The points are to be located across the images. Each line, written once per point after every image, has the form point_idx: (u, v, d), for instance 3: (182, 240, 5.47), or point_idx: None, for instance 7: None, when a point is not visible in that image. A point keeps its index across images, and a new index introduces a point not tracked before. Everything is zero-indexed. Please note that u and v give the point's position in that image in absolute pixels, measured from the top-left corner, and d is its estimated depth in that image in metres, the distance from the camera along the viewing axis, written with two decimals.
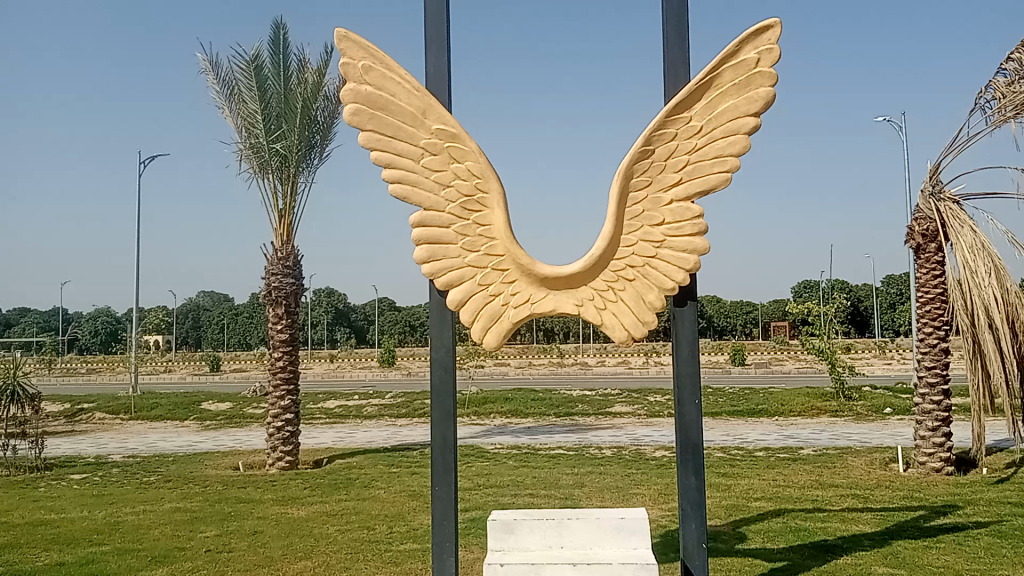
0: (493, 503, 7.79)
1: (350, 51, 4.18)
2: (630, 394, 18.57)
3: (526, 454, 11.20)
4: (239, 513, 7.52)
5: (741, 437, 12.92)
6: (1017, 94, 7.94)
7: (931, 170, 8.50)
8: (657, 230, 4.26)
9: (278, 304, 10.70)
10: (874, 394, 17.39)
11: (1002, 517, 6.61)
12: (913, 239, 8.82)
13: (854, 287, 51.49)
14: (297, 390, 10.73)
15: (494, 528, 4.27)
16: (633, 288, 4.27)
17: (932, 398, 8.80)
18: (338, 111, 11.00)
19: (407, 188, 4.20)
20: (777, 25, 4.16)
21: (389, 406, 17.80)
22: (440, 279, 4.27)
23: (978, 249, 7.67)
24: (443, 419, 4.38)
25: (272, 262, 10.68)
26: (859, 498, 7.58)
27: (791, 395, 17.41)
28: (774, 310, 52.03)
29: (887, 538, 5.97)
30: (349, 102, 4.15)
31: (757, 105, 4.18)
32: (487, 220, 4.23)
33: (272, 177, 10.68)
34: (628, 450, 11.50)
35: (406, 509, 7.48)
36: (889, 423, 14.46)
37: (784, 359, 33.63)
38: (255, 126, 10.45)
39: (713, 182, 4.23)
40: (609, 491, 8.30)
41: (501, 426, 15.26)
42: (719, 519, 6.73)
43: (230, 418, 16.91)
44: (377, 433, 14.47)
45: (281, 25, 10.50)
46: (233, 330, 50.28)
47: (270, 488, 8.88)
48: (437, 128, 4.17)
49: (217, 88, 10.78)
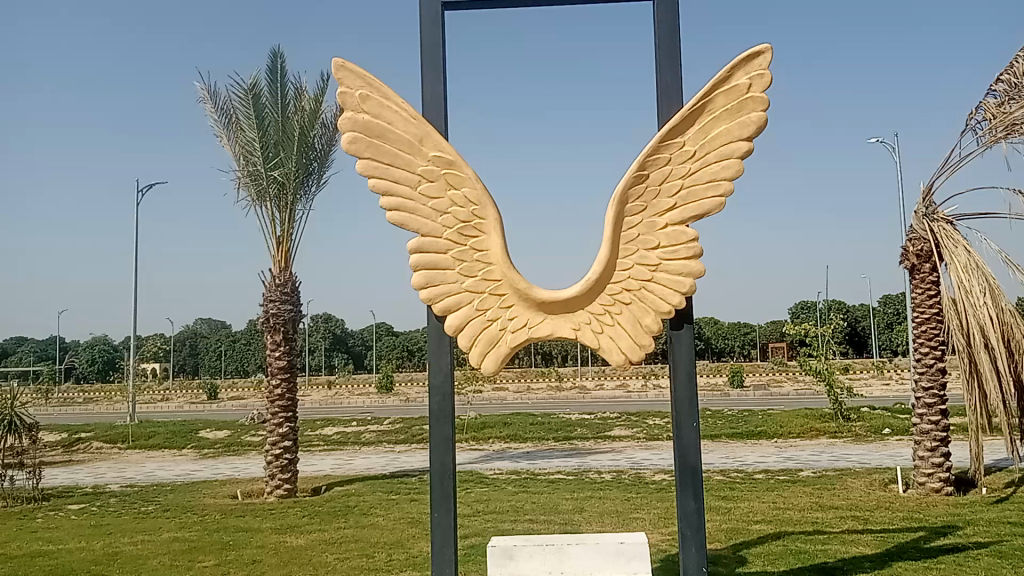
0: (493, 529, 7.75)
1: (347, 80, 4.22)
2: (629, 418, 18.53)
3: (525, 479, 11.19)
4: (238, 542, 7.48)
5: (740, 459, 12.90)
6: (1007, 114, 8.03)
7: (924, 192, 8.56)
8: (652, 254, 4.29)
9: (276, 331, 10.69)
10: (872, 414, 17.37)
11: (1001, 537, 6.60)
12: (907, 259, 8.87)
13: (851, 307, 51.56)
14: (295, 417, 10.68)
15: (494, 554, 4.27)
16: (630, 312, 4.29)
17: (930, 419, 8.78)
18: (335, 138, 11.06)
19: (404, 216, 4.23)
20: (768, 51, 4.22)
21: (388, 432, 17.74)
22: (438, 304, 4.28)
23: (973, 269, 7.69)
24: (441, 444, 4.37)
25: (270, 288, 10.67)
26: (859, 519, 7.57)
27: (790, 417, 17.36)
28: (772, 332, 52.00)
29: (888, 560, 5.95)
30: (345, 130, 4.18)
31: (749, 130, 4.24)
32: (484, 246, 4.26)
33: (270, 205, 10.74)
34: (628, 474, 11.48)
35: (406, 536, 7.45)
36: (888, 444, 14.43)
37: (783, 380, 33.54)
38: (252, 153, 10.49)
39: (707, 206, 4.28)
40: (609, 516, 8.27)
41: (500, 451, 15.25)
42: (720, 543, 6.70)
43: (229, 446, 16.85)
44: (376, 459, 14.44)
45: (279, 54, 10.61)
46: (230, 358, 50.28)
47: (268, 517, 8.84)
48: (434, 155, 4.21)
49: (215, 117, 10.84)
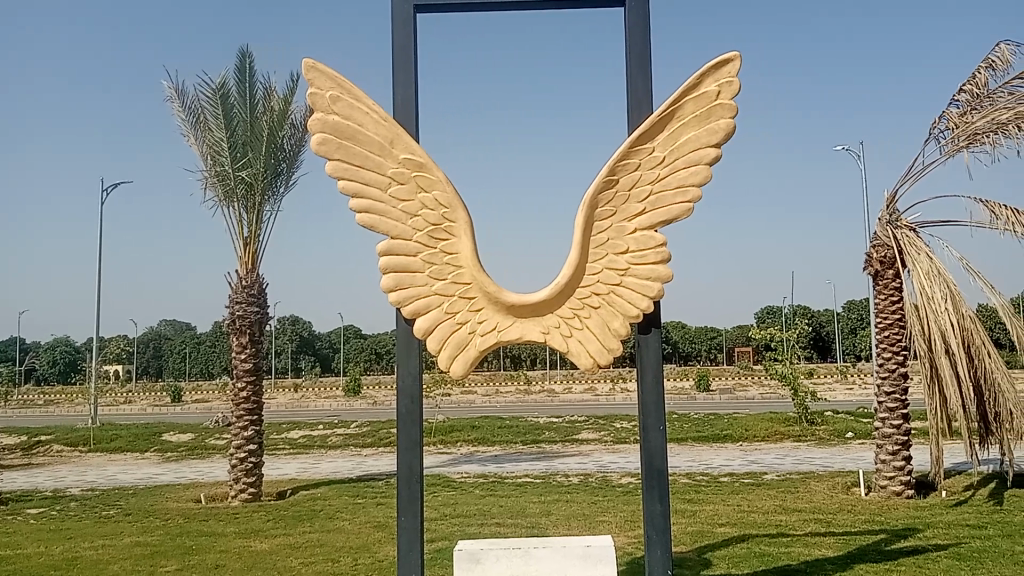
0: (460, 533, 7.73)
1: (318, 81, 4.19)
2: (597, 421, 18.57)
3: (493, 482, 11.18)
4: (201, 547, 7.38)
5: (705, 462, 13.00)
6: (969, 124, 8.18)
7: (887, 199, 8.71)
8: (621, 259, 4.31)
9: (241, 333, 10.56)
10: (835, 418, 17.60)
11: (959, 539, 6.72)
12: (871, 266, 9.00)
13: (816, 313, 52.33)
14: (261, 420, 10.58)
15: (460, 557, 4.24)
16: (599, 316, 4.30)
17: (892, 423, 8.89)
18: (304, 139, 10.99)
19: (374, 218, 4.21)
20: (736, 58, 4.28)
21: (354, 436, 17.63)
22: (407, 307, 4.26)
23: (935, 275, 7.81)
24: (409, 448, 4.35)
25: (236, 290, 10.54)
26: (821, 522, 7.65)
27: (755, 420, 17.54)
28: (738, 336, 52.57)
29: (849, 562, 6.02)
30: (315, 132, 4.16)
31: (717, 136, 4.29)
32: (454, 249, 4.26)
33: (238, 206, 10.64)
34: (595, 477, 11.53)
35: (371, 541, 7.40)
36: (851, 447, 14.63)
37: (748, 384, 33.90)
38: (220, 154, 10.39)
39: (675, 212, 4.31)
40: (576, 519, 8.29)
41: (468, 454, 15.24)
42: (684, 546, 6.74)
43: (192, 450, 16.62)
44: (342, 463, 14.35)
45: (247, 54, 10.51)
46: (195, 360, 49.70)
47: (232, 521, 8.73)
48: (405, 158, 4.21)
49: (182, 116, 10.72)
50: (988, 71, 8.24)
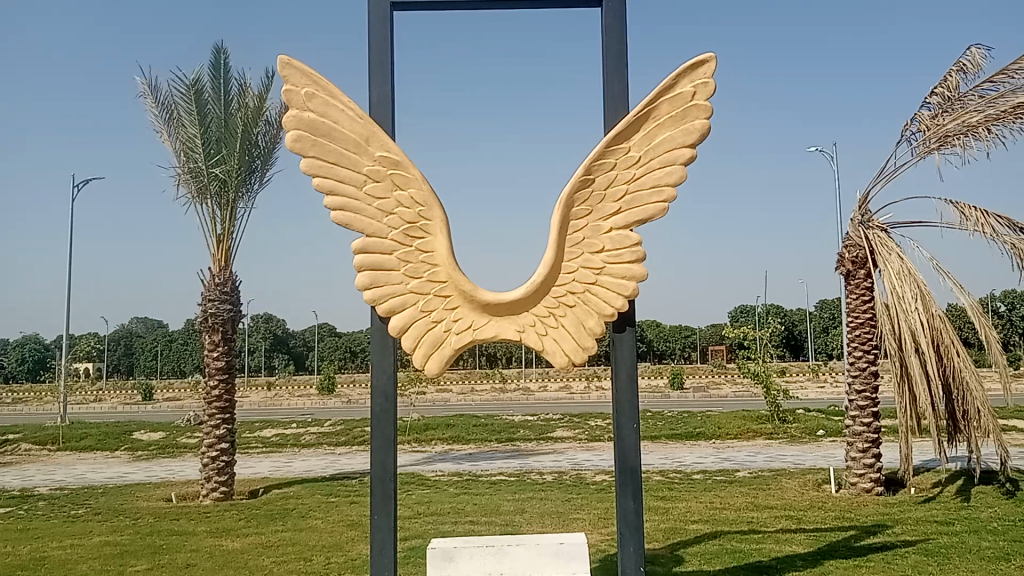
0: (433, 531, 7.72)
1: (293, 77, 4.16)
2: (571, 419, 18.62)
3: (467, 480, 11.17)
4: (171, 546, 7.31)
5: (679, 460, 13.07)
6: (940, 127, 8.28)
7: (860, 200, 8.80)
8: (596, 258, 4.32)
9: (214, 331, 10.47)
10: (807, 416, 17.77)
11: (928, 535, 6.81)
12: (843, 265, 9.09)
13: (789, 312, 52.82)
14: (233, 419, 10.49)
15: (434, 556, 4.24)
16: (574, 314, 4.31)
17: (862, 420, 8.98)
18: (279, 136, 10.90)
19: (349, 215, 4.18)
20: (712, 60, 4.30)
21: (327, 434, 17.53)
22: (382, 305, 4.24)
23: (906, 276, 7.92)
24: (383, 446, 4.33)
25: (208, 287, 10.45)
26: (792, 519, 7.73)
27: (728, 418, 17.66)
28: (711, 335, 52.94)
29: (819, 558, 6.08)
30: (290, 128, 4.13)
31: (693, 137, 4.31)
32: (430, 247, 4.25)
33: (211, 203, 10.53)
34: (569, 475, 11.55)
35: (344, 539, 7.37)
36: (822, 445, 14.79)
37: (721, 383, 34.11)
38: (193, 150, 10.30)
39: (651, 211, 4.33)
40: (550, 517, 8.30)
41: (442, 452, 15.21)
42: (657, 543, 6.77)
43: (163, 448, 16.45)
44: (316, 461, 14.28)
45: (222, 49, 10.42)
46: (167, 358, 49.19)
47: (204, 520, 8.66)
48: (380, 155, 4.19)
49: (155, 112, 10.61)
50: (959, 74, 8.34)
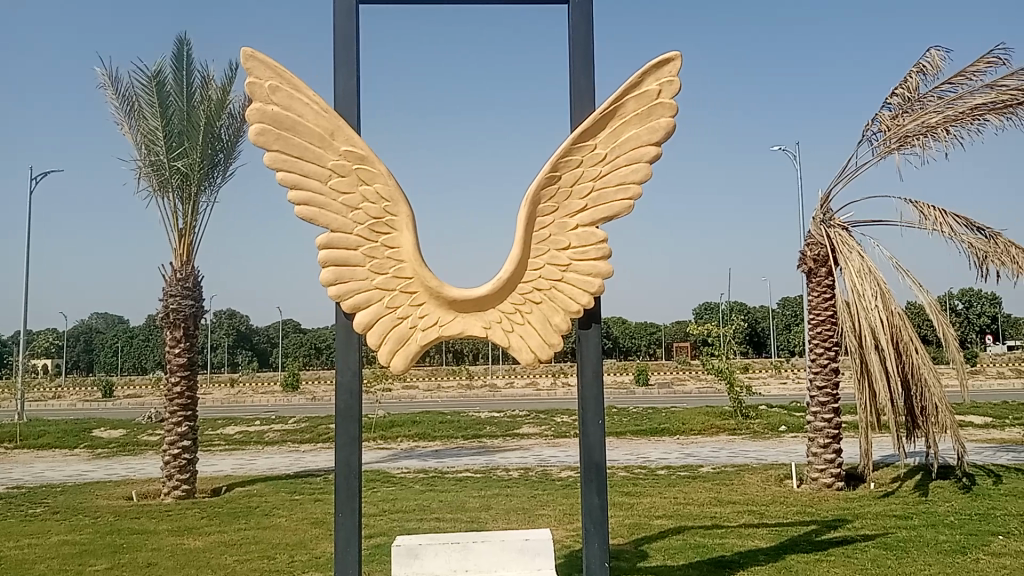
0: (398, 529, 7.68)
1: (257, 70, 4.11)
2: (537, 415, 18.66)
3: (433, 477, 11.15)
4: (132, 545, 7.21)
5: (643, 456, 13.16)
6: (900, 127, 8.42)
7: (822, 199, 8.92)
8: (562, 255, 4.33)
9: (176, 326, 10.32)
10: (770, 412, 18.00)
11: (887, 529, 6.93)
12: (804, 263, 9.21)
13: (752, 309, 53.43)
14: (195, 416, 10.37)
15: (398, 553, 4.23)
16: (540, 311, 4.32)
17: (823, 416, 9.10)
18: (242, 129, 10.80)
19: (314, 210, 4.15)
20: (677, 58, 4.33)
21: (292, 431, 17.39)
22: (348, 301, 4.21)
23: (866, 274, 8.04)
24: (347, 444, 4.31)
25: (170, 282, 10.30)
26: (754, 514, 7.82)
27: (692, 414, 17.83)
28: (676, 332, 53.38)
29: (781, 553, 6.16)
30: (254, 121, 4.07)
31: (658, 135, 4.34)
32: (396, 243, 4.23)
33: (173, 196, 10.37)
34: (534, 471, 11.57)
35: (308, 537, 7.31)
36: (784, 440, 14.98)
37: (686, 379, 34.42)
38: (155, 142, 10.14)
39: (616, 209, 4.35)
40: (515, 513, 8.32)
41: (408, 449, 15.17)
42: (622, 538, 6.82)
43: (124, 446, 16.20)
44: (279, 459, 14.16)
45: (185, 41, 10.28)
46: (128, 354, 48.42)
47: (165, 518, 8.55)
48: (346, 150, 4.16)
49: (116, 103, 10.43)
50: (919, 75, 8.49)
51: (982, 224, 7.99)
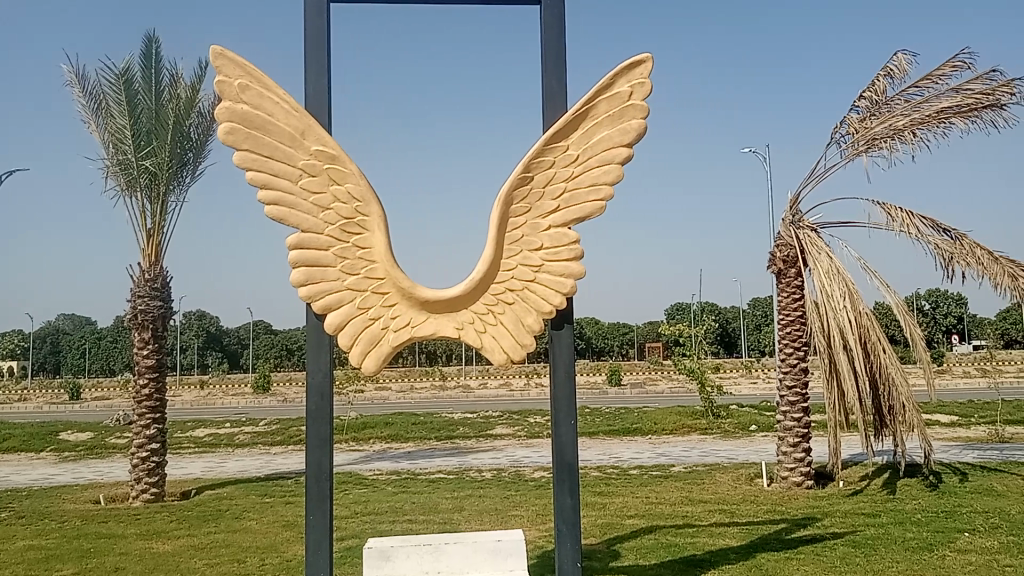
0: (370, 531, 7.65)
1: (226, 68, 4.07)
2: (510, 416, 18.66)
3: (405, 479, 11.11)
4: (99, 549, 7.11)
5: (616, 456, 13.21)
6: (868, 129, 8.53)
7: (791, 200, 9.02)
8: (535, 255, 4.33)
9: (144, 328, 10.19)
10: (740, 411, 18.14)
11: (855, 527, 7.02)
12: (774, 264, 9.30)
13: (723, 310, 53.88)
14: (164, 418, 10.25)
15: (370, 555, 4.20)
16: (512, 312, 4.32)
17: (793, 416, 9.19)
18: (211, 128, 10.69)
19: (284, 210, 4.11)
20: (648, 60, 4.36)
21: (263, 434, 17.24)
22: (318, 302, 4.18)
23: (834, 274, 8.15)
24: (318, 446, 4.28)
25: (138, 283, 10.17)
26: (726, 513, 7.88)
27: (664, 414, 17.93)
28: (648, 332, 53.67)
29: (751, 551, 6.21)
30: (223, 120, 4.03)
31: (630, 136, 4.36)
32: (368, 243, 4.21)
33: (141, 196, 10.25)
34: (507, 472, 11.56)
35: (279, 540, 7.26)
36: (754, 440, 15.12)
37: (658, 378, 34.61)
38: (123, 141, 10.01)
39: (589, 209, 4.36)
40: (488, 514, 8.31)
41: (380, 451, 15.11)
42: (594, 538, 6.84)
43: (91, 449, 15.97)
44: (250, 461, 14.04)
45: (154, 39, 10.16)
46: (95, 356, 47.74)
47: (134, 522, 8.44)
48: (317, 149, 4.14)
49: (83, 101, 10.28)
50: (886, 78, 8.61)
51: (948, 226, 8.12)
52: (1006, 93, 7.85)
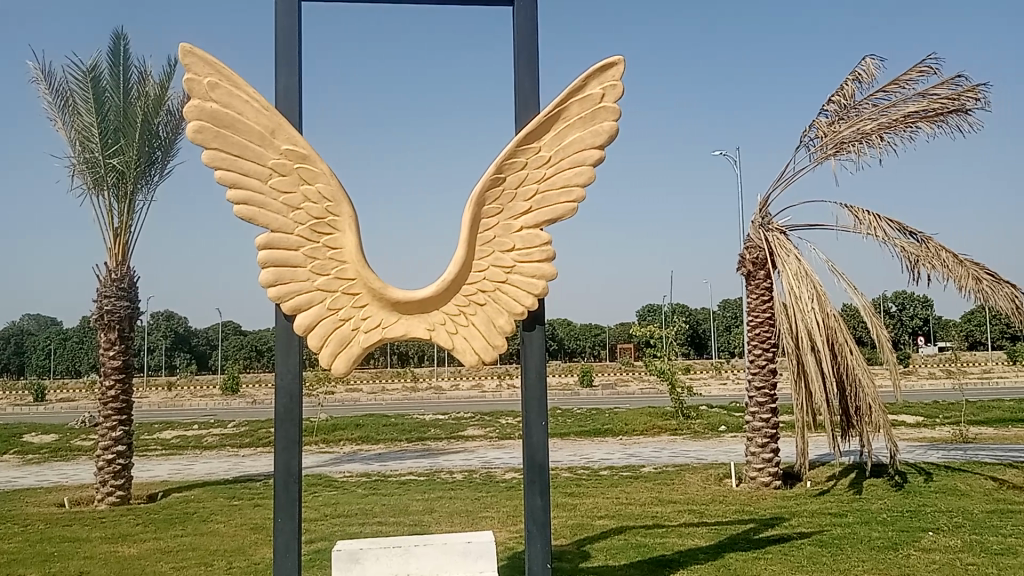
0: (339, 533, 7.61)
1: (195, 66, 4.03)
2: (482, 417, 18.66)
3: (376, 481, 11.07)
4: (63, 553, 7.00)
5: (587, 457, 13.26)
6: (836, 133, 8.64)
7: (760, 203, 9.10)
8: (507, 256, 4.34)
9: (110, 328, 10.04)
10: (710, 412, 18.28)
11: (822, 527, 7.10)
12: (743, 266, 9.39)
13: (694, 311, 54.27)
14: (130, 420, 10.12)
15: (339, 557, 4.17)
16: (484, 313, 4.32)
17: (761, 416, 9.27)
18: (180, 127, 10.56)
19: (253, 210, 4.08)
20: (620, 63, 4.38)
21: (231, 436, 17.09)
22: (287, 303, 4.15)
23: (803, 276, 8.25)
24: (287, 448, 4.25)
25: (104, 283, 10.04)
26: (695, 513, 7.94)
27: (635, 415, 18.02)
28: (620, 333, 53.92)
29: (720, 551, 6.26)
30: (192, 118, 3.98)
31: (601, 138, 4.38)
32: (338, 244, 4.19)
33: (108, 194, 10.13)
34: (478, 474, 11.56)
35: (247, 543, 7.20)
36: (724, 440, 15.24)
37: (629, 379, 34.78)
38: (90, 139, 9.87)
39: (561, 211, 4.38)
40: (459, 516, 8.31)
41: (350, 453, 15.03)
42: (564, 539, 6.85)
43: (55, 452, 15.73)
44: (219, 463, 13.90)
45: (122, 36, 10.04)
46: (60, 357, 47.03)
47: (99, 525, 8.33)
48: (287, 149, 4.11)
49: (49, 98, 10.13)
50: (855, 82, 8.72)
51: (913, 229, 8.25)
52: (972, 98, 7.97)
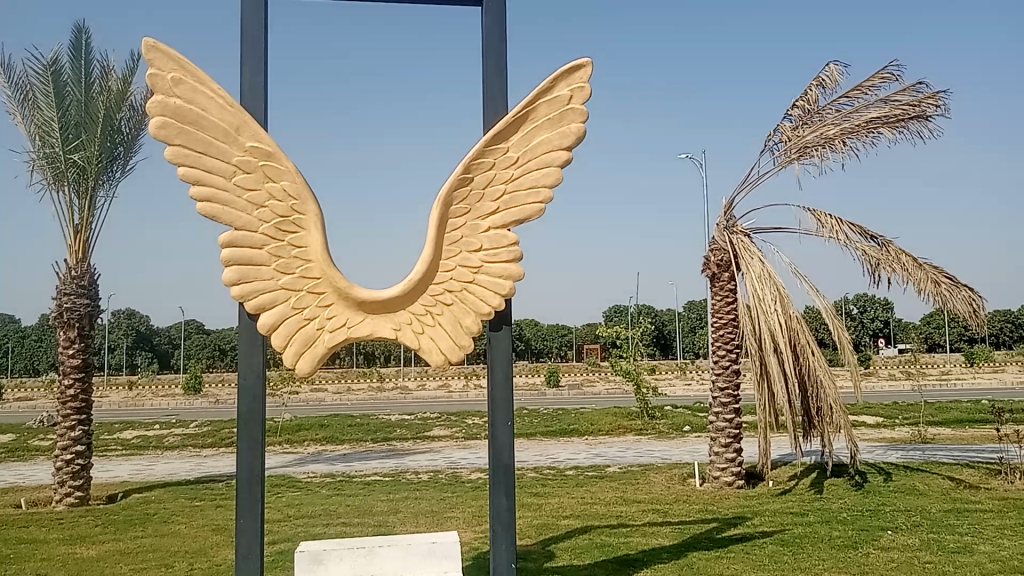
0: (303, 533, 7.55)
1: (158, 62, 3.98)
2: (448, 418, 18.62)
3: (340, 481, 10.99)
4: (18, 555, 6.86)
5: (553, 457, 13.30)
6: (800, 137, 8.75)
7: (725, 206, 9.20)
8: (474, 256, 4.34)
9: (70, 326, 9.86)
10: (675, 412, 18.41)
11: (784, 526, 7.19)
12: (708, 268, 9.48)
13: (660, 313, 54.64)
14: (90, 420, 9.96)
15: (302, 559, 4.12)
16: (450, 313, 4.31)
17: (725, 416, 9.36)
18: (144, 122, 10.39)
19: (216, 207, 4.03)
20: (588, 64, 4.41)
21: (193, 436, 16.87)
22: (251, 302, 4.11)
23: (766, 278, 8.34)
24: (250, 448, 4.21)
25: (64, 281, 9.87)
26: (659, 512, 8.00)
27: (600, 415, 18.10)
28: (586, 334, 54.12)
29: (683, 550, 6.31)
30: (154, 114, 3.93)
31: (569, 139, 4.40)
32: (303, 242, 4.16)
33: (68, 190, 9.96)
34: (444, 474, 11.54)
35: (208, 545, 7.11)
36: (688, 441, 15.36)
37: (596, 380, 34.93)
38: (50, 134, 9.70)
39: (528, 212, 4.39)
40: (424, 516, 8.29)
41: (315, 453, 14.92)
42: (529, 539, 6.87)
43: (12, 452, 15.42)
44: (180, 464, 13.72)
45: (84, 29, 9.87)
46: (18, 355, 46.09)
47: (57, 527, 8.18)
48: (252, 146, 4.07)
49: (8, 92, 9.93)
50: (818, 88, 8.84)
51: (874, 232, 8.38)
52: (932, 105, 8.17)
